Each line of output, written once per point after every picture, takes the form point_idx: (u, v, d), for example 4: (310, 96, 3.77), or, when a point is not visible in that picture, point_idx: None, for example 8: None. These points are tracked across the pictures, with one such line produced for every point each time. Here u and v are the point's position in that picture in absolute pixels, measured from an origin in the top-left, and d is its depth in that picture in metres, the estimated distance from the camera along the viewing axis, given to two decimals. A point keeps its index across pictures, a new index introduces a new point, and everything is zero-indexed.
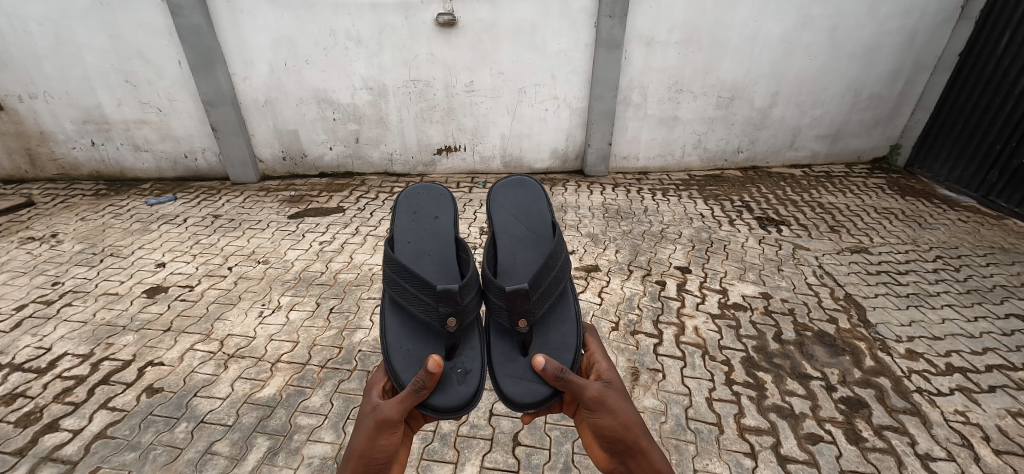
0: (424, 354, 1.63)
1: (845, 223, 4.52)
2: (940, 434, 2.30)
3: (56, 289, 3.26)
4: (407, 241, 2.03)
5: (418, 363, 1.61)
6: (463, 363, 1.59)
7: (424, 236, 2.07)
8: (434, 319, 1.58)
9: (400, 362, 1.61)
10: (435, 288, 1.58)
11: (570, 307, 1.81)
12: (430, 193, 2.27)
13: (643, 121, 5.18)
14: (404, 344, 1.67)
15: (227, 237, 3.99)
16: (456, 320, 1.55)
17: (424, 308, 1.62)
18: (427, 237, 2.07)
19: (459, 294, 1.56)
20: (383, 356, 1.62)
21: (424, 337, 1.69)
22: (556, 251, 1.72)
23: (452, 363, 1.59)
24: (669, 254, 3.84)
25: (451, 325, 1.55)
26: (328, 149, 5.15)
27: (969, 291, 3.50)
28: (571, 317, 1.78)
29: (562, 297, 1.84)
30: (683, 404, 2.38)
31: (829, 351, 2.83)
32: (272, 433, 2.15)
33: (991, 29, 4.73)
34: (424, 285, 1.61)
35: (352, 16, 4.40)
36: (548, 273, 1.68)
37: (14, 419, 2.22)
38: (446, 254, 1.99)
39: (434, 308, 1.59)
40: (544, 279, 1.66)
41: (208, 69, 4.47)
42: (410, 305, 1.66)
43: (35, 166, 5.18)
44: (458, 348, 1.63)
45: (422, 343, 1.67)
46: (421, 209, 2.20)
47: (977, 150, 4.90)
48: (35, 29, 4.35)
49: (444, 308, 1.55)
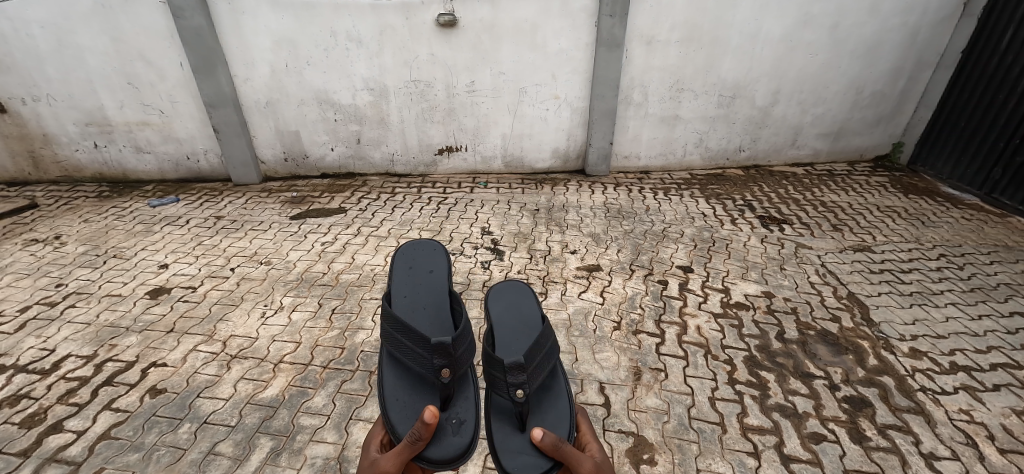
0: (420, 405, 1.61)
1: (848, 221, 4.50)
2: (944, 432, 2.29)
3: (60, 291, 3.27)
4: (403, 295, 2.04)
5: (414, 415, 1.58)
6: (457, 414, 1.58)
7: (419, 291, 2.06)
8: (428, 371, 1.58)
9: (397, 414, 1.58)
10: (430, 341, 1.58)
11: (561, 388, 1.79)
12: (424, 249, 2.31)
13: (644, 120, 5.17)
14: (400, 397, 1.65)
15: (229, 238, 4.00)
16: (450, 371, 1.56)
17: (418, 359, 1.61)
18: (422, 291, 2.07)
19: (453, 345, 1.57)
20: (380, 408, 1.60)
21: (420, 388, 1.67)
22: (547, 331, 1.72)
23: (446, 415, 1.58)
24: (671, 253, 3.84)
25: (445, 376, 1.56)
26: (330, 150, 5.16)
27: (973, 289, 3.48)
28: (561, 388, 1.79)
29: (552, 377, 1.83)
30: (685, 404, 2.38)
31: (832, 349, 2.83)
32: (276, 433, 2.16)
33: (993, 27, 4.72)
34: (418, 337, 1.61)
35: (352, 16, 4.40)
36: (542, 338, 1.69)
37: (18, 420, 2.23)
38: (440, 307, 1.98)
39: (428, 360, 1.58)
40: (537, 353, 1.66)
41: (210, 70, 4.48)
42: (407, 358, 1.66)
43: (38, 168, 5.20)
44: (452, 399, 1.63)
45: (418, 395, 1.65)
46: (418, 264, 2.22)
47: (980, 148, 4.88)
48: (38, 32, 4.36)
49: (439, 360, 1.56)
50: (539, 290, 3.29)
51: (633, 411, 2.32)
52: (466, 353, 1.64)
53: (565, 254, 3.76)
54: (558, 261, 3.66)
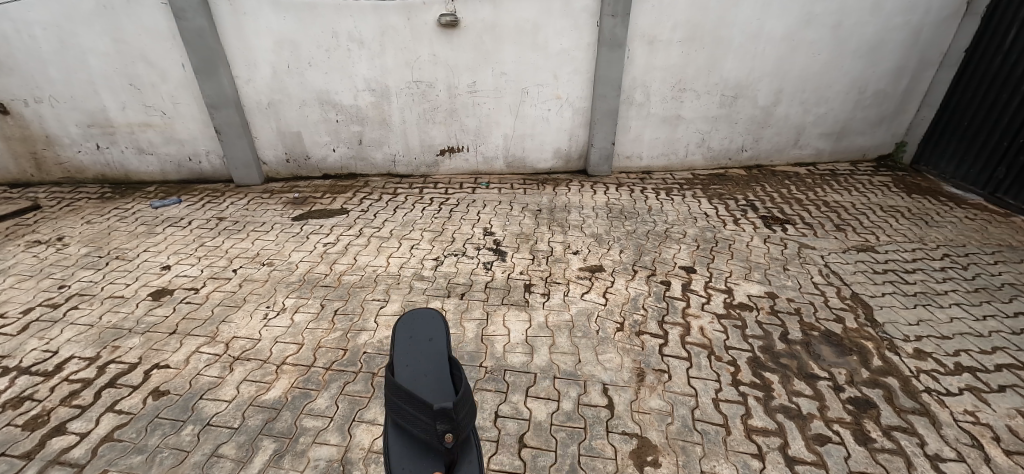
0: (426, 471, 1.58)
1: (851, 221, 4.48)
2: (949, 434, 2.27)
3: (62, 293, 3.27)
4: (404, 365, 1.95)
5: None
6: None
7: (419, 361, 1.96)
8: (430, 437, 1.53)
9: None
10: (431, 407, 1.52)
11: None
12: (425, 317, 2.21)
13: (646, 120, 5.16)
14: (406, 466, 1.59)
15: (231, 239, 4.00)
16: (453, 436, 1.52)
17: (422, 425, 1.56)
18: (422, 361, 1.96)
19: (455, 411, 1.52)
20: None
21: (426, 453, 1.63)
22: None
23: None
24: (674, 254, 3.83)
25: (447, 440, 1.51)
26: (331, 151, 5.15)
27: (978, 290, 3.46)
28: None
29: None
30: (689, 405, 2.37)
31: (837, 350, 2.81)
32: (278, 435, 2.15)
33: (996, 26, 4.70)
34: (420, 405, 1.55)
35: (354, 17, 4.40)
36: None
37: (21, 423, 2.23)
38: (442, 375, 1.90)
39: (431, 425, 1.53)
40: None
41: (211, 71, 4.48)
42: (410, 424, 1.61)
43: (41, 170, 5.21)
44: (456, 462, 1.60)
45: (424, 459, 1.61)
46: (415, 334, 2.11)
47: (984, 147, 4.85)
48: (40, 34, 4.37)
49: (441, 426, 1.51)
50: (541, 291, 3.28)
51: (636, 413, 2.31)
52: (466, 416, 1.58)
53: (567, 255, 3.76)
54: (560, 262, 3.66)
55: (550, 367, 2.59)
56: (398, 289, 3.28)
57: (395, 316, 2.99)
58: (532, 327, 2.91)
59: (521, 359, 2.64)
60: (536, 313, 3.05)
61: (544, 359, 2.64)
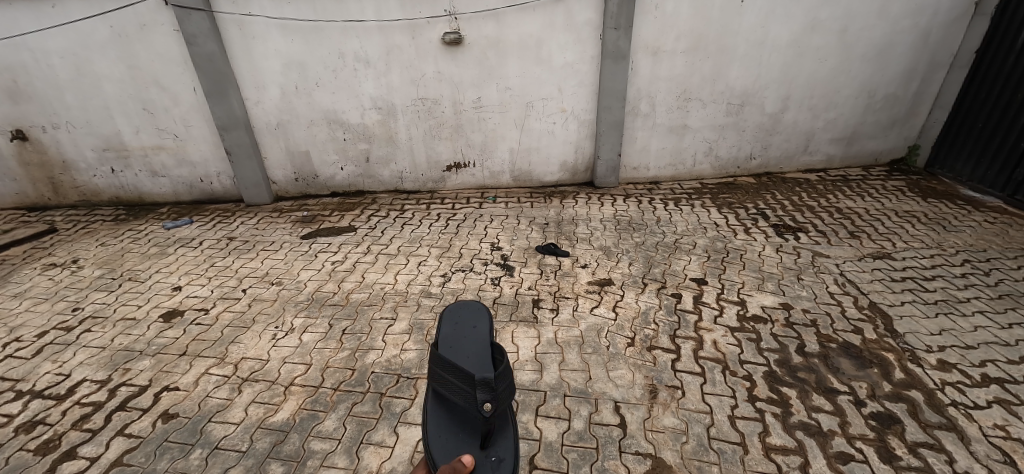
0: (462, 445, 1.65)
1: (866, 228, 4.39)
2: (979, 450, 2.16)
3: (76, 316, 3.31)
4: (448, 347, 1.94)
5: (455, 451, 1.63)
6: (497, 453, 1.62)
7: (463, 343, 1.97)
8: (469, 403, 1.65)
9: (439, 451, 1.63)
10: (471, 375, 1.66)
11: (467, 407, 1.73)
12: (478, 306, 2.20)
13: (652, 130, 5.14)
14: (445, 436, 1.69)
15: (242, 259, 4.03)
16: (491, 404, 1.59)
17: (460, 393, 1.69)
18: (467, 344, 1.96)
19: (496, 382, 1.63)
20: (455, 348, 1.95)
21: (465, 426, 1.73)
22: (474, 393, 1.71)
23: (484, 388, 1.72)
24: (684, 266, 3.77)
25: (486, 410, 1.59)
26: (339, 169, 5.21)
27: (1001, 296, 3.34)
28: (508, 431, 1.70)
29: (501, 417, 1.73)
30: (705, 423, 2.30)
31: (856, 363, 2.73)
32: (286, 459, 2.13)
33: (1007, 26, 4.65)
34: (458, 371, 1.70)
35: (360, 38, 4.48)
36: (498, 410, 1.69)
37: (33, 447, 2.24)
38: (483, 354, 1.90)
39: (471, 394, 1.65)
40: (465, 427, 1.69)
41: (221, 93, 4.58)
42: (453, 394, 1.72)
43: (58, 194, 5.34)
44: (494, 437, 1.67)
45: (463, 432, 1.70)
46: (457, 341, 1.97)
47: (1001, 149, 4.76)
48: (57, 62, 4.52)
49: (480, 394, 1.61)
50: (550, 306, 3.25)
51: (650, 432, 2.25)
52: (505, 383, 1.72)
53: (575, 269, 3.73)
54: (568, 276, 3.62)
55: (560, 385, 2.54)
56: (405, 307, 3.27)
57: (403, 335, 2.98)
58: (541, 344, 2.87)
59: (531, 377, 2.60)
60: (545, 330, 3.01)
61: (554, 377, 2.60)
